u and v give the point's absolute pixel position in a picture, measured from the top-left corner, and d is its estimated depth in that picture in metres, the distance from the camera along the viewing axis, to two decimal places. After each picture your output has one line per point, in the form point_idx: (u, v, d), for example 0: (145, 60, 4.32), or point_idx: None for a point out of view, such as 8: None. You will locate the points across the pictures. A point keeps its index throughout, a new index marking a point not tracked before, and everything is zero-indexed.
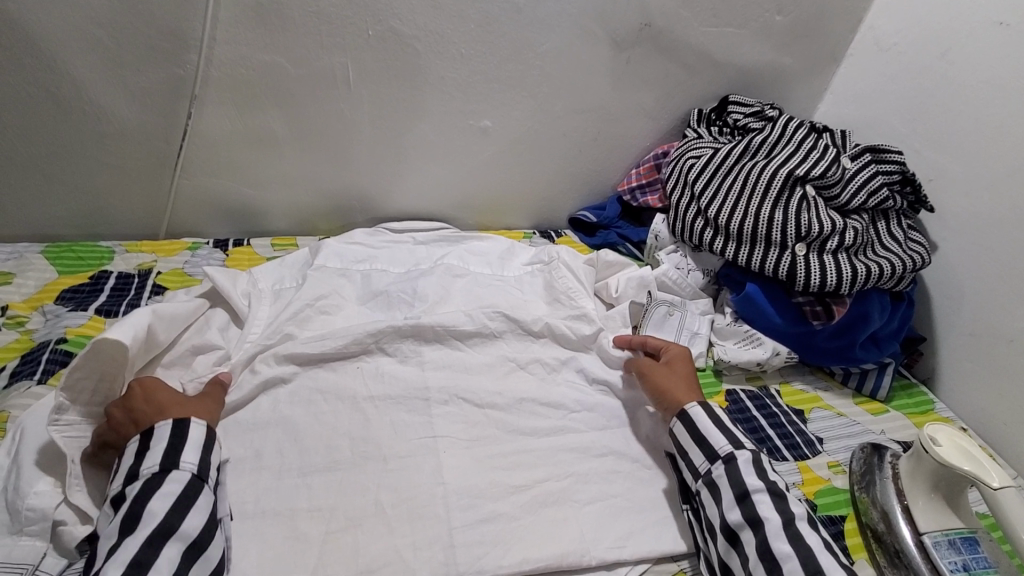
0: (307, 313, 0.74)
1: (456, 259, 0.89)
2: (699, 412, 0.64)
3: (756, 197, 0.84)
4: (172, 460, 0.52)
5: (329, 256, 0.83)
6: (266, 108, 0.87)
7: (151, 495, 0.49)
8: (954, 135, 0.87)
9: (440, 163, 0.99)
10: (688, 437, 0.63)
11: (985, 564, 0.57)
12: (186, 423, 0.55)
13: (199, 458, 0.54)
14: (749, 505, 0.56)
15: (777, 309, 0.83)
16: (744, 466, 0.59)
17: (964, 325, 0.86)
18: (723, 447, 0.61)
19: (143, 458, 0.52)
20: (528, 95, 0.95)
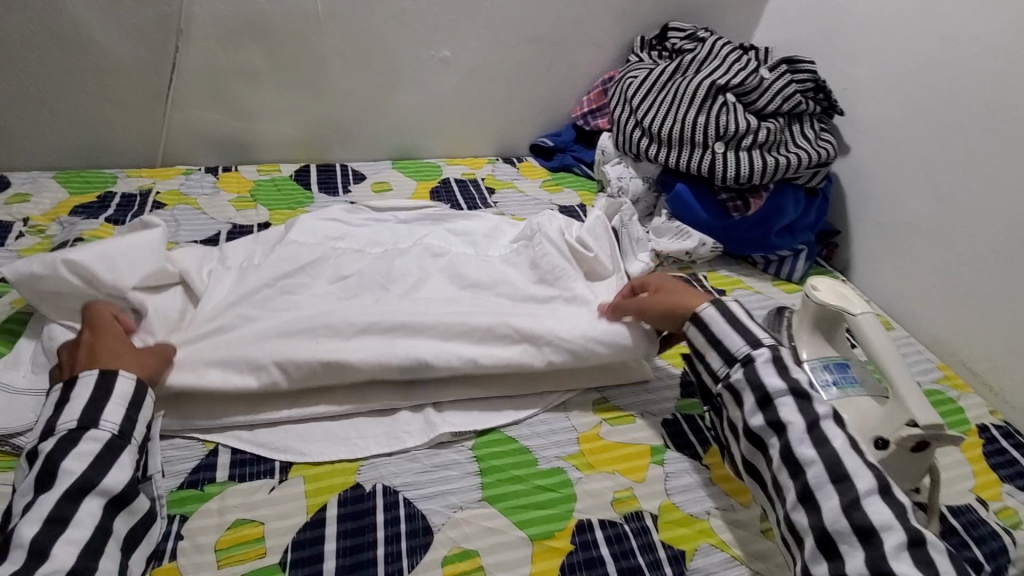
0: (268, 295, 0.71)
1: (436, 239, 0.85)
2: (711, 309, 0.63)
3: (684, 106, 0.95)
4: (92, 417, 0.51)
5: (303, 233, 0.81)
6: (245, 41, 0.97)
7: (65, 454, 0.49)
8: (862, 46, 0.97)
9: (407, 93, 1.10)
10: (703, 339, 0.63)
11: (851, 379, 0.68)
12: (110, 377, 0.54)
13: (122, 417, 0.53)
14: (772, 411, 0.56)
15: (702, 205, 0.94)
16: (763, 367, 0.58)
17: (872, 216, 0.98)
18: (740, 350, 0.60)
19: (60, 411, 0.52)
20: (483, 26, 1.05)
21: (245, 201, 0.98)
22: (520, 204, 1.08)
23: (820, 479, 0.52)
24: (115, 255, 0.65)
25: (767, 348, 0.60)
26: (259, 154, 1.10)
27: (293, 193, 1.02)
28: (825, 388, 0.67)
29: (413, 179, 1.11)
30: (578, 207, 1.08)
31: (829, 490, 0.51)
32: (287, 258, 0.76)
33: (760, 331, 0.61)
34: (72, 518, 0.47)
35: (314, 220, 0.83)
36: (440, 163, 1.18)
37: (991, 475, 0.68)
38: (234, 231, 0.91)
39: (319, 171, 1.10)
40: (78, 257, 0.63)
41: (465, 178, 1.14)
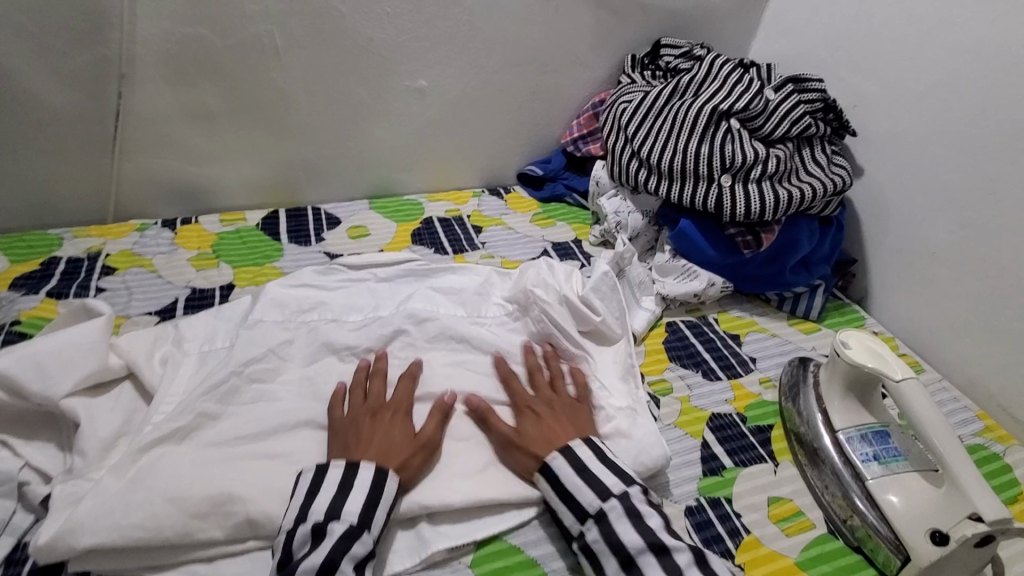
0: (234, 387, 0.66)
1: (422, 301, 0.82)
2: (542, 482, 0.59)
3: (684, 134, 0.87)
4: (367, 520, 0.54)
5: (269, 307, 0.76)
6: (198, 82, 0.88)
7: (340, 551, 0.50)
8: (872, 59, 0.89)
9: (382, 127, 1.01)
10: (554, 496, 0.58)
11: (894, 453, 0.62)
12: (382, 483, 0.56)
13: (386, 492, 0.56)
14: (636, 571, 0.52)
15: (710, 242, 0.86)
16: (618, 524, 0.54)
17: (890, 244, 0.90)
18: (592, 503, 0.56)
19: (346, 495, 0.55)
20: (461, 52, 0.96)
21: (206, 258, 0.89)
22: (510, 243, 0.99)
23: None
24: (43, 357, 0.61)
25: (615, 496, 0.56)
26: (223, 200, 1.01)
27: (260, 245, 0.93)
28: (866, 464, 0.61)
29: (392, 220, 1.02)
30: (573, 244, 1.00)
31: None
32: (256, 341, 0.71)
33: (608, 478, 0.57)
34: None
35: (281, 288, 0.78)
36: (421, 200, 1.09)
37: None
38: (193, 298, 0.82)
39: (289, 216, 1.00)
40: (3, 364, 0.58)
41: (449, 215, 1.05)
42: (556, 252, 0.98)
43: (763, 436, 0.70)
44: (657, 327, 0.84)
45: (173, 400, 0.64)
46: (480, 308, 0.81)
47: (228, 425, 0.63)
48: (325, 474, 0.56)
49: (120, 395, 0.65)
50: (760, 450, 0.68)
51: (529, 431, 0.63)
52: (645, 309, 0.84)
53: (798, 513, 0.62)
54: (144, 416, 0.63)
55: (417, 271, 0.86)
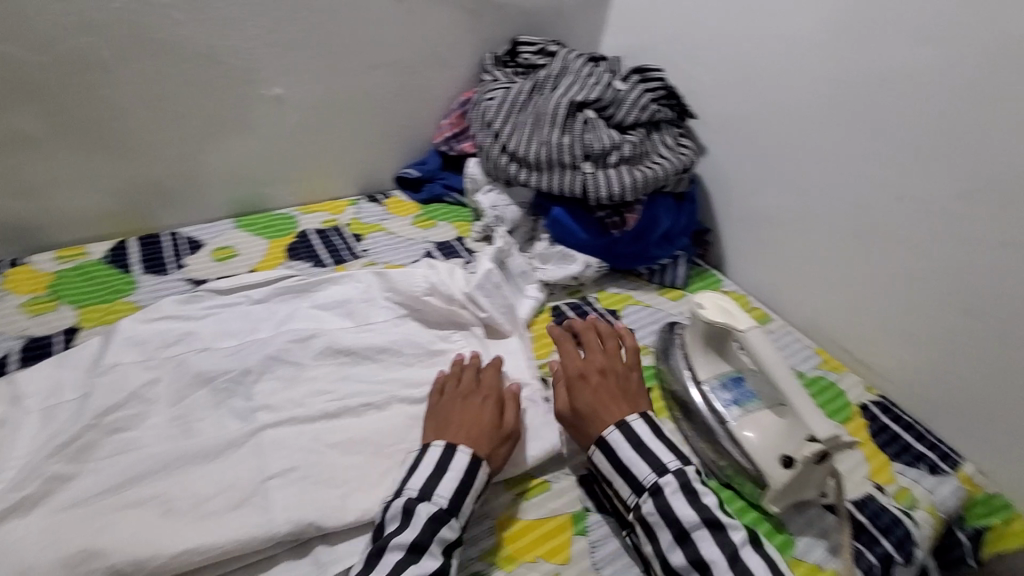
0: (91, 440, 0.60)
1: (302, 319, 0.78)
2: (598, 454, 0.63)
3: (547, 127, 0.90)
4: (459, 506, 0.57)
5: (126, 347, 0.69)
6: (6, 103, 0.77)
7: (429, 534, 0.54)
8: (702, 49, 1.00)
9: (241, 141, 0.95)
10: (610, 467, 0.62)
11: (749, 395, 0.69)
12: (476, 467, 0.59)
13: (465, 481, 0.58)
14: (692, 546, 0.56)
15: (581, 225, 0.91)
16: (674, 499, 0.58)
17: (735, 212, 1.01)
18: (648, 478, 0.60)
19: (438, 479, 0.58)
20: (315, 57, 0.93)
21: (42, 303, 0.79)
22: (392, 249, 0.98)
23: None
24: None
25: (672, 474, 0.60)
26: (59, 235, 0.90)
27: (109, 280, 0.84)
28: (728, 409, 0.69)
29: (263, 237, 0.97)
30: (457, 242, 1.01)
31: None
32: (114, 386, 0.65)
33: (666, 456, 0.61)
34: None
35: (136, 324, 0.71)
36: (294, 213, 1.04)
37: (881, 457, 0.74)
38: (30, 349, 0.72)
39: (142, 245, 0.91)
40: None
41: (326, 226, 1.01)
42: (440, 252, 0.98)
43: None
44: (542, 311, 0.88)
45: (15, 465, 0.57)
46: (366, 316, 0.80)
47: (87, 483, 0.57)
48: (428, 450, 0.60)
49: None
50: None
51: (585, 405, 0.66)
52: (530, 298, 0.87)
53: None
54: None
55: (294, 288, 0.82)
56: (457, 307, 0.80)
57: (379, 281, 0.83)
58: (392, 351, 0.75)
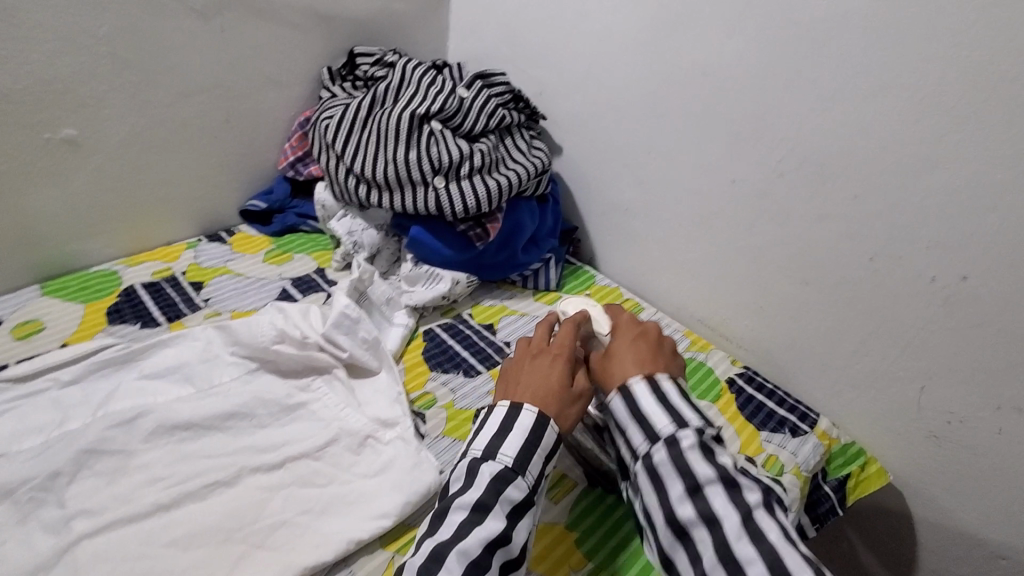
0: None
1: (128, 396, 0.67)
2: (616, 402, 0.60)
3: (391, 143, 0.85)
4: (524, 463, 0.56)
5: None
6: None
7: (495, 494, 0.53)
8: (542, 50, 0.99)
9: (27, 194, 0.80)
10: (626, 412, 0.59)
11: None
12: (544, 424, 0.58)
13: (515, 449, 0.56)
14: (701, 501, 0.52)
15: (443, 242, 0.87)
16: (691, 452, 0.55)
17: (597, 208, 1.03)
18: (665, 428, 0.56)
19: (502, 438, 0.57)
20: (109, 88, 0.81)
21: None
22: (240, 293, 0.88)
23: None
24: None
25: (693, 428, 0.56)
26: None
27: None
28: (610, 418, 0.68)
29: (76, 302, 0.83)
30: (316, 275, 0.93)
31: None
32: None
33: (684, 413, 0.57)
34: (487, 568, 0.50)
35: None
36: (118, 267, 0.90)
37: (750, 429, 0.78)
38: None
39: None
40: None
41: (158, 278, 0.89)
42: (297, 288, 0.90)
43: None
44: (414, 337, 0.83)
45: None
46: (208, 377, 0.70)
47: None
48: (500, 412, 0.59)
49: None
50: None
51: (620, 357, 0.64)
52: (398, 326, 0.82)
53: (562, 477, 0.69)
54: None
55: (113, 360, 0.70)
56: (313, 350, 0.73)
57: (219, 338, 0.74)
58: (241, 415, 0.67)
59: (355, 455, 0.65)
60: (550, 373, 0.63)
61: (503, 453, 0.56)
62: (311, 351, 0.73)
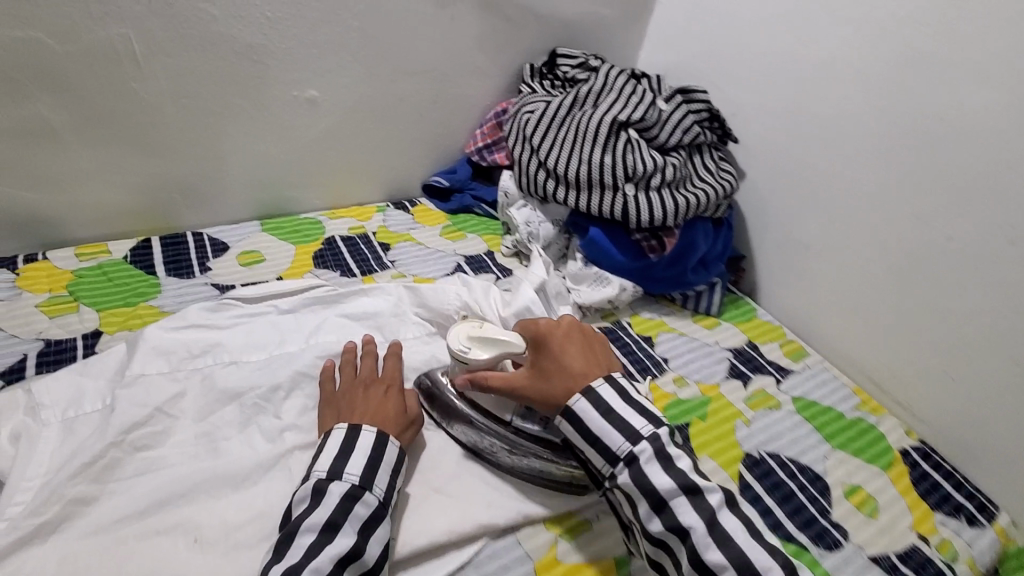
0: (113, 459, 0.57)
1: (333, 334, 0.75)
2: (564, 423, 0.61)
3: (587, 144, 0.88)
4: (370, 479, 0.56)
5: (149, 359, 0.66)
6: (30, 91, 0.74)
7: (344, 513, 0.53)
8: (746, 72, 0.97)
9: (269, 141, 0.92)
10: (574, 433, 0.61)
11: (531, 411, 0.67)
12: (386, 441, 0.59)
13: (362, 470, 0.56)
14: (669, 515, 0.55)
15: (618, 248, 0.89)
16: (650, 467, 0.57)
17: (772, 241, 0.99)
18: (623, 446, 0.58)
19: (346, 458, 0.56)
20: (351, 59, 0.89)
21: (60, 303, 0.75)
22: (422, 261, 0.95)
23: None
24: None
25: (649, 439, 0.58)
26: (77, 231, 0.86)
27: (131, 281, 0.80)
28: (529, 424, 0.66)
29: (289, 242, 0.94)
30: (486, 256, 0.98)
31: None
32: (138, 399, 0.62)
33: (639, 420, 0.59)
34: None
35: (161, 331, 0.69)
36: (320, 218, 1.01)
37: (922, 507, 0.73)
38: (48, 353, 0.69)
39: (165, 245, 0.88)
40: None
41: (353, 233, 0.99)
42: (469, 266, 0.96)
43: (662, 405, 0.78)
44: None
45: (35, 484, 0.54)
46: (397, 330, 0.78)
47: (108, 508, 0.54)
48: (329, 437, 0.59)
49: None
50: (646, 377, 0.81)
51: (365, 411, 0.62)
52: None
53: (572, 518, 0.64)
54: None
55: (323, 298, 0.79)
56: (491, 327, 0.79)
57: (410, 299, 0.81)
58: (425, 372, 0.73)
59: None
60: (384, 405, 0.63)
61: (352, 471, 0.56)
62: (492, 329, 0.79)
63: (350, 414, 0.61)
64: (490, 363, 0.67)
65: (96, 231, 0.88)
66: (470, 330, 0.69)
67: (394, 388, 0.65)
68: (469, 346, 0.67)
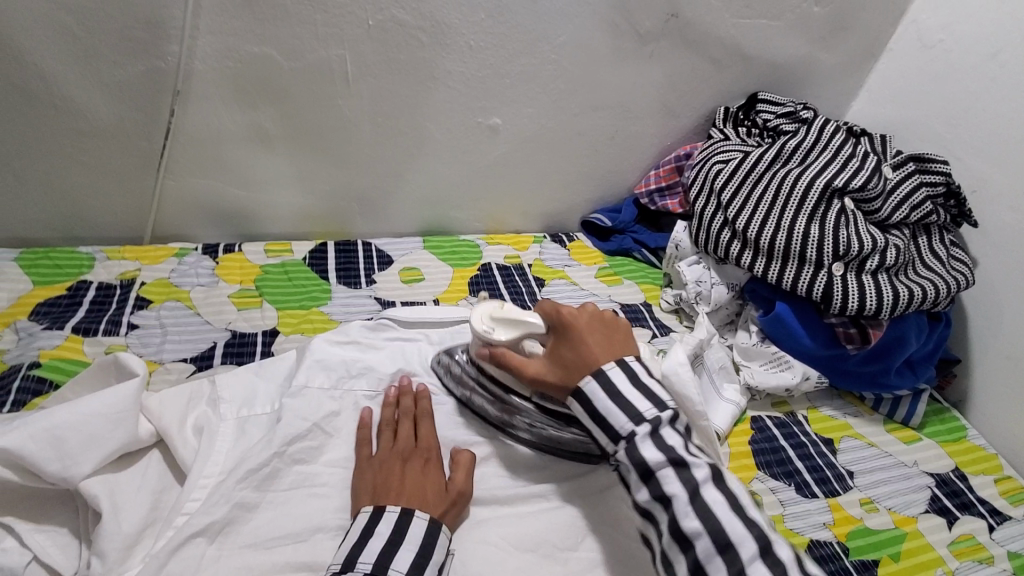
0: (274, 471, 0.58)
1: None
2: (575, 405, 0.56)
3: (790, 209, 0.79)
4: (386, 562, 0.49)
5: (317, 371, 0.68)
6: (256, 103, 0.80)
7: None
8: (1000, 143, 0.80)
9: (446, 163, 0.93)
10: (587, 416, 0.55)
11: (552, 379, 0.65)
12: (435, 530, 0.52)
13: (374, 555, 0.49)
14: (655, 485, 0.51)
15: (807, 329, 0.79)
16: (644, 444, 0.52)
17: (1001, 349, 0.81)
18: (625, 425, 0.53)
19: (361, 546, 0.50)
20: (541, 92, 0.87)
21: (248, 297, 0.81)
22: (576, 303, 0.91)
23: (710, 551, 0.47)
24: (65, 433, 0.52)
25: (649, 418, 0.53)
26: (266, 227, 0.94)
27: (306, 284, 0.85)
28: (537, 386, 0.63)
29: (448, 264, 0.94)
30: (643, 308, 0.91)
31: (716, 563, 0.47)
32: (302, 413, 0.63)
33: (642, 402, 0.53)
34: None
35: (328, 345, 0.71)
36: (478, 242, 1.00)
37: None
38: (232, 344, 0.74)
39: (337, 251, 0.93)
40: (13, 442, 0.49)
41: (509, 262, 0.97)
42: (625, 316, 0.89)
43: (822, 506, 0.68)
44: (741, 420, 0.76)
45: (209, 484, 0.56)
46: None
47: (264, 523, 0.55)
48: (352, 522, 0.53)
49: (146, 471, 0.57)
50: (814, 489, 0.69)
51: (406, 488, 0.55)
52: (729, 401, 0.75)
53: None
54: (172, 502, 0.55)
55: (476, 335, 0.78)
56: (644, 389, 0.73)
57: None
58: None
59: None
60: (426, 482, 0.57)
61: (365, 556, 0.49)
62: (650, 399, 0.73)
63: (384, 493, 0.55)
64: (512, 344, 0.62)
65: (283, 228, 0.95)
66: (491, 309, 0.65)
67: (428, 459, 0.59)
68: (494, 328, 0.63)
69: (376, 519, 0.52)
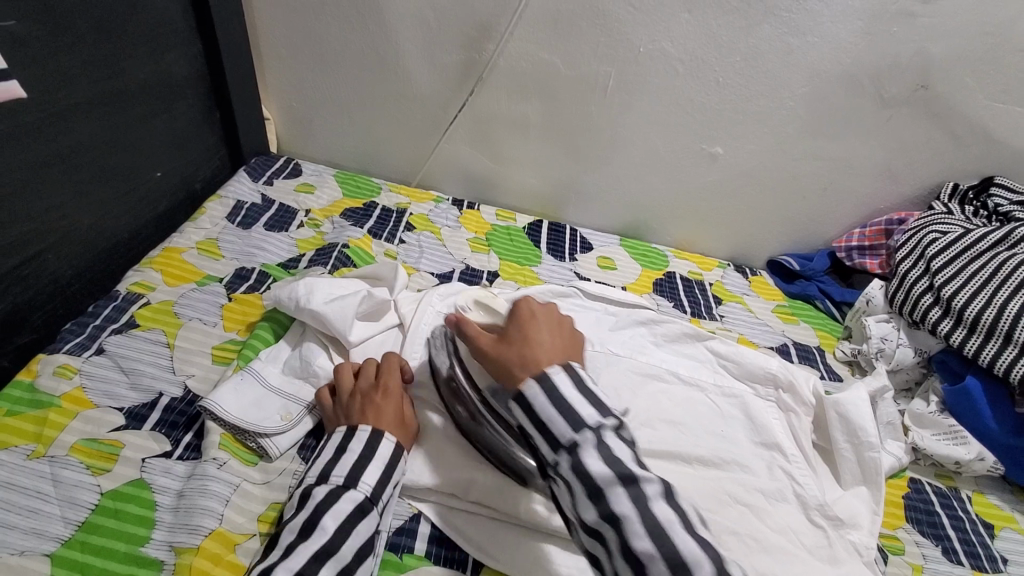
0: None
1: (660, 359, 0.82)
2: (517, 406, 0.50)
3: (1006, 289, 0.80)
4: (357, 477, 0.55)
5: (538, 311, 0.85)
6: (528, 97, 1.00)
7: (325, 510, 0.52)
8: None
9: (660, 177, 1.05)
10: (529, 424, 0.49)
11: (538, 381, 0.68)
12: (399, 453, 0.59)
13: (347, 472, 0.55)
14: (603, 503, 0.45)
15: (994, 413, 0.77)
16: (585, 454, 0.46)
17: None
18: (566, 434, 0.47)
19: (336, 462, 0.56)
20: (769, 132, 0.97)
21: (480, 244, 1.02)
22: (749, 327, 0.97)
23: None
24: (346, 306, 0.71)
25: (610, 418, 0.48)
26: (500, 197, 1.15)
27: (524, 247, 1.04)
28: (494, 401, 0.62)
29: (638, 263, 1.07)
30: (816, 350, 0.95)
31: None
32: None
33: (586, 407, 0.48)
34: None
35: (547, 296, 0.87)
36: (667, 253, 1.11)
37: None
38: (466, 274, 0.94)
39: (550, 230, 1.10)
40: (317, 305, 0.70)
41: (692, 277, 1.07)
42: (796, 352, 0.94)
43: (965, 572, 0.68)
44: (898, 477, 0.78)
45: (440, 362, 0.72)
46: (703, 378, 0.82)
47: None
48: (324, 449, 0.58)
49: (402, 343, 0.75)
50: (959, 555, 0.69)
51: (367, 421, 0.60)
52: (891, 454, 0.77)
53: None
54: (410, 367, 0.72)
55: (651, 320, 0.87)
56: (809, 412, 0.78)
57: (719, 357, 0.83)
58: (727, 416, 0.76)
59: (807, 527, 0.66)
60: (386, 412, 0.61)
61: (353, 447, 0.57)
62: (811, 422, 0.77)
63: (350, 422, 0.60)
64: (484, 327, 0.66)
65: (509, 201, 1.15)
66: (480, 295, 0.72)
67: (392, 395, 0.63)
68: (469, 305, 0.70)
69: (349, 436, 0.58)
